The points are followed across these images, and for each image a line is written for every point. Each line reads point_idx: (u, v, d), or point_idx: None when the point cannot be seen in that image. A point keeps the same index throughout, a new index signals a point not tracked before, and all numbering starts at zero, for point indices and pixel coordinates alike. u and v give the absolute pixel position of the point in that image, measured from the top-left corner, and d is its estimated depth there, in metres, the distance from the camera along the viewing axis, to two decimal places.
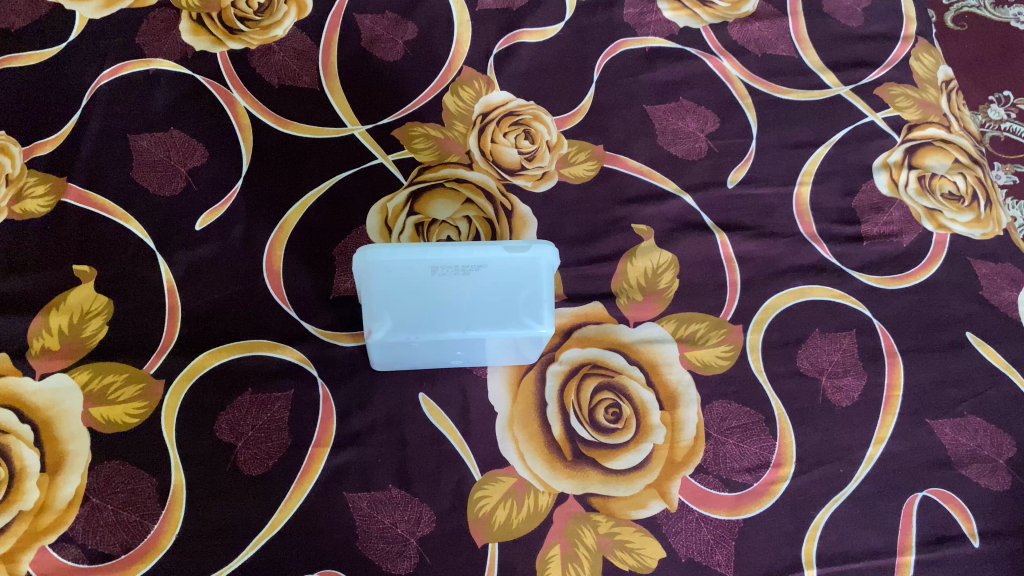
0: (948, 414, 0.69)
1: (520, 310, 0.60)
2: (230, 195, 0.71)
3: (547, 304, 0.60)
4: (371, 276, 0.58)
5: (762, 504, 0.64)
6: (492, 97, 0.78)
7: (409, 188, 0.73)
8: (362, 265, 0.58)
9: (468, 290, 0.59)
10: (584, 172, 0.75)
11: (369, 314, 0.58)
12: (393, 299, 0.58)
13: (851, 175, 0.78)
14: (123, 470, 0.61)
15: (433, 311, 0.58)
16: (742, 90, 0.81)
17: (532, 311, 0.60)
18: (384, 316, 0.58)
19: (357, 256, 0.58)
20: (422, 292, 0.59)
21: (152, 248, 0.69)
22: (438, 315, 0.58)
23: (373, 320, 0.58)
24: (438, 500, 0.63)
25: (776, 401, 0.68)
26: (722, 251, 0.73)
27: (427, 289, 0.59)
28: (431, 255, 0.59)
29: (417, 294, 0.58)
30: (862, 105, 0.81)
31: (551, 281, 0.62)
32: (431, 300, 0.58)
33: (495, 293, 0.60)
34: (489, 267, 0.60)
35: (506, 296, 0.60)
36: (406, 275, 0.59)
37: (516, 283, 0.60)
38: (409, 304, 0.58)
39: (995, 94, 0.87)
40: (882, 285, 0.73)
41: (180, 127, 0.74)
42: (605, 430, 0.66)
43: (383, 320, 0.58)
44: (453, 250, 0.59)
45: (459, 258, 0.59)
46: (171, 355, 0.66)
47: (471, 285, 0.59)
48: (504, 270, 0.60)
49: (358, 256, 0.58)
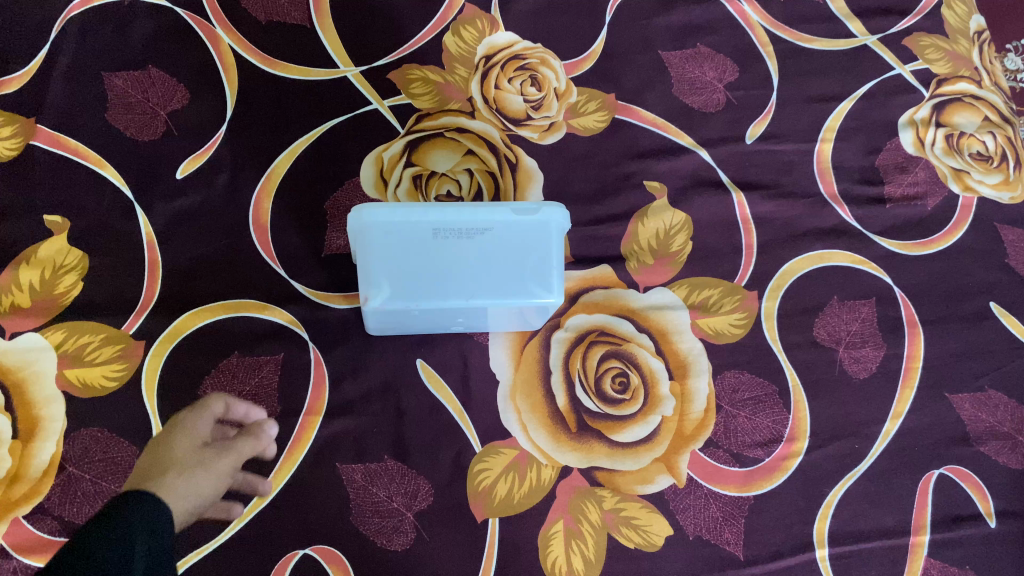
0: (969, 389, 0.66)
1: (527, 278, 0.56)
2: (213, 140, 0.66)
3: (556, 272, 0.56)
4: (368, 239, 0.54)
5: (773, 480, 0.62)
6: (496, 38, 0.72)
7: (406, 137, 0.68)
8: (357, 226, 0.53)
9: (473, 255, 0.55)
10: (594, 123, 0.71)
11: (365, 279, 0.54)
12: (393, 263, 0.54)
13: (876, 132, 0.73)
14: (101, 437, 0.58)
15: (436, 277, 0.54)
16: (763, 37, 0.75)
17: (540, 280, 0.56)
18: (382, 281, 0.54)
19: (352, 215, 0.54)
20: (423, 257, 0.54)
21: (130, 197, 0.64)
22: (439, 283, 0.54)
23: (369, 286, 0.54)
24: (437, 471, 0.60)
25: (790, 372, 0.65)
26: (738, 212, 0.69)
27: (429, 252, 0.54)
28: (433, 217, 0.54)
29: (417, 259, 0.54)
30: (889, 57, 0.76)
31: (561, 246, 0.57)
32: (434, 265, 0.54)
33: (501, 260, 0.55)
34: (496, 232, 0.55)
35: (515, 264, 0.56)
36: (405, 238, 0.54)
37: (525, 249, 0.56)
38: (409, 269, 0.54)
39: (1014, 41, 0.77)
40: (905, 250, 0.70)
41: (159, 65, 0.68)
42: (612, 401, 0.63)
43: (380, 285, 0.54)
44: (454, 211, 0.54)
45: (462, 221, 0.55)
46: (151, 313, 0.62)
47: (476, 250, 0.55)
48: (511, 236, 0.56)
49: (353, 216, 0.53)
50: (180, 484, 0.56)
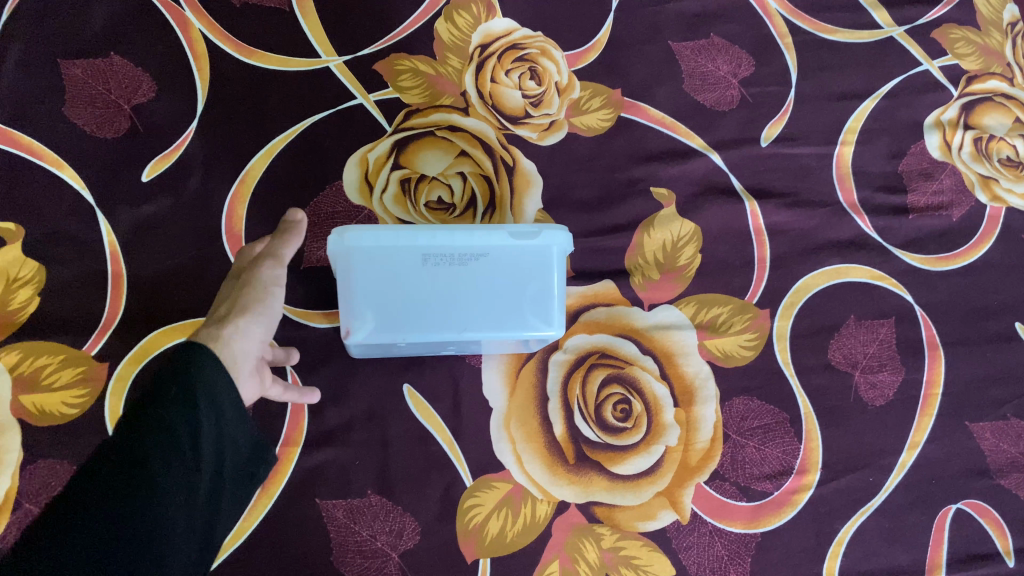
0: (991, 417, 0.62)
1: (525, 307, 0.51)
2: (183, 138, 0.61)
3: (556, 300, 0.52)
4: (351, 265, 0.49)
5: (782, 517, 0.58)
6: (492, 25, 0.66)
7: (394, 136, 0.63)
8: (339, 250, 0.48)
9: (465, 282, 0.50)
10: (598, 122, 0.65)
11: (347, 310, 0.49)
12: (377, 292, 0.49)
13: (900, 134, 0.68)
14: (60, 470, 0.54)
15: (425, 306, 0.50)
16: (782, 27, 0.69)
17: (539, 309, 0.52)
18: (366, 313, 0.49)
19: (332, 238, 0.49)
20: (413, 283, 0.50)
21: (91, 202, 0.59)
22: (429, 312, 0.50)
23: (353, 318, 0.49)
24: (424, 507, 0.55)
25: (803, 399, 0.61)
26: (751, 222, 0.64)
27: (419, 278, 0.49)
28: (422, 242, 0.49)
29: (406, 287, 0.50)
30: (917, 51, 0.70)
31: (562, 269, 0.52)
32: (423, 292, 0.50)
33: (496, 287, 0.51)
34: (492, 255, 0.51)
35: (512, 289, 0.51)
36: (392, 263, 0.49)
37: (524, 275, 0.51)
38: (395, 299, 0.49)
39: None
40: (927, 265, 0.65)
41: (122, 52, 0.61)
42: (613, 430, 0.58)
43: (364, 317, 0.49)
44: (447, 234, 0.49)
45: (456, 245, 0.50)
46: (115, 333, 0.57)
47: (469, 277, 0.50)
48: (509, 259, 0.51)
49: (332, 240, 0.48)
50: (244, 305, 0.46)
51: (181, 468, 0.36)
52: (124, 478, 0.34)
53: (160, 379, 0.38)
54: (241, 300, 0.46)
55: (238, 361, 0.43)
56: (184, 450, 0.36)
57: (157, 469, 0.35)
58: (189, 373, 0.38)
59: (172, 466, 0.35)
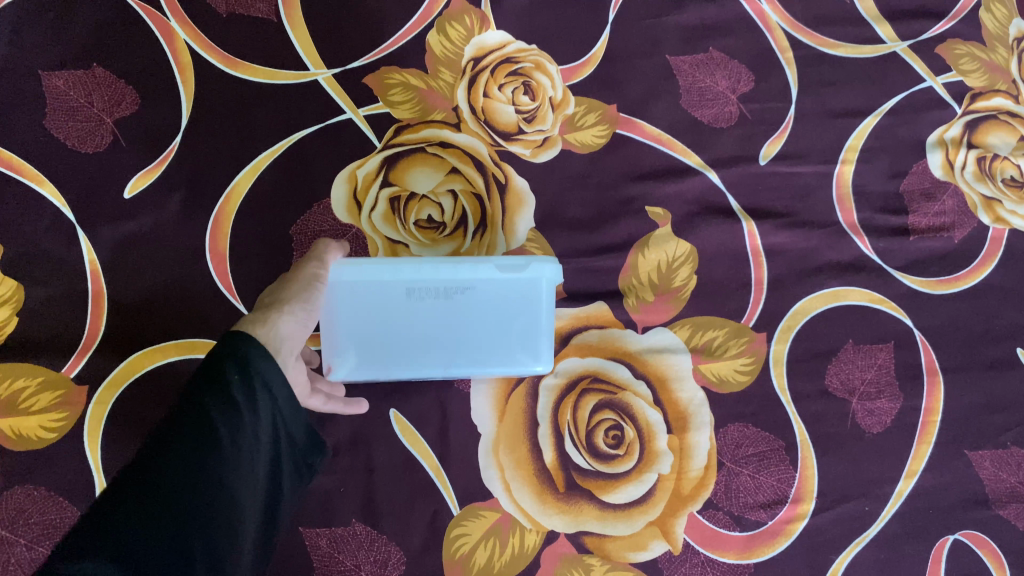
0: (991, 445, 0.61)
1: (513, 340, 0.53)
2: (166, 153, 0.59)
3: (546, 334, 0.53)
4: (335, 301, 0.49)
5: (777, 547, 0.57)
6: (486, 37, 0.64)
7: (384, 152, 0.61)
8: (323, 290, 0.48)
9: (449, 315, 0.51)
10: (592, 139, 0.63)
11: (330, 345, 0.50)
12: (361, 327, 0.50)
13: (901, 153, 0.67)
14: (37, 497, 0.52)
15: (410, 338, 0.51)
16: (782, 41, 0.67)
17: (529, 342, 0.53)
18: (349, 348, 0.51)
19: None
20: (395, 316, 0.50)
21: (71, 219, 0.57)
22: (410, 344, 0.51)
23: (336, 354, 0.51)
24: (409, 536, 0.54)
25: (799, 425, 0.60)
26: (748, 242, 0.63)
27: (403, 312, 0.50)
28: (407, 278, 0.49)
29: (389, 322, 0.50)
30: (920, 66, 0.68)
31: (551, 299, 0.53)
32: (406, 325, 0.51)
33: (483, 319, 0.52)
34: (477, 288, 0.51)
35: (496, 319, 0.52)
36: (375, 298, 0.50)
37: (512, 307, 0.52)
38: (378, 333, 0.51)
39: None
40: (928, 288, 0.64)
41: (105, 63, 0.59)
42: (604, 457, 0.57)
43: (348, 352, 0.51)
44: (432, 270, 0.50)
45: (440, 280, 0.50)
46: (94, 355, 0.56)
47: (453, 310, 0.51)
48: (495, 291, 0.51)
49: None
50: (289, 296, 0.44)
51: (247, 439, 0.37)
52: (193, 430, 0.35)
53: (221, 356, 0.38)
54: (286, 292, 0.44)
55: (279, 351, 0.41)
56: (248, 424, 0.37)
57: (222, 429, 0.36)
58: (246, 353, 0.38)
59: (238, 439, 0.36)
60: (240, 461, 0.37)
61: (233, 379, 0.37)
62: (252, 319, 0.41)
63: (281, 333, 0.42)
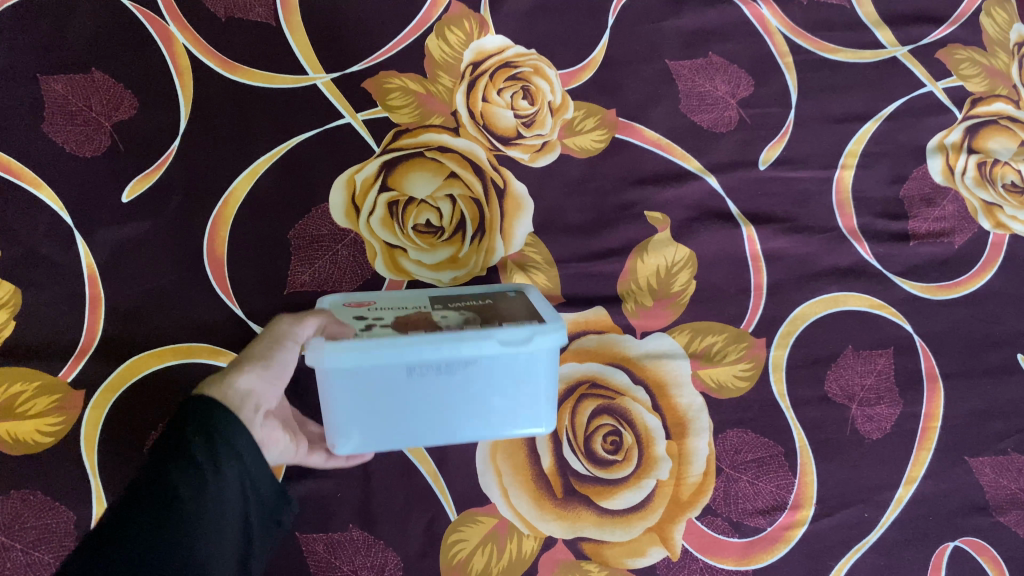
0: (991, 451, 0.61)
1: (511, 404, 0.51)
2: (164, 157, 0.59)
3: (541, 398, 0.51)
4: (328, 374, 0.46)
5: (774, 553, 0.58)
6: (485, 42, 0.63)
7: (382, 156, 0.61)
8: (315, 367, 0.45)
9: (451, 385, 0.48)
10: (591, 143, 0.63)
11: (331, 424, 0.48)
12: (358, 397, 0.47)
13: (902, 158, 0.66)
14: (34, 501, 0.53)
15: (408, 407, 0.49)
16: (782, 46, 0.66)
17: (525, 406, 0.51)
18: (344, 417, 0.48)
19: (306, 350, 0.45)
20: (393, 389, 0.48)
21: (69, 223, 0.57)
22: (410, 414, 0.49)
23: (333, 424, 0.48)
24: (406, 542, 0.54)
25: (798, 431, 0.60)
26: (747, 248, 0.63)
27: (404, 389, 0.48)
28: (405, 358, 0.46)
29: (390, 398, 0.48)
30: (920, 72, 0.68)
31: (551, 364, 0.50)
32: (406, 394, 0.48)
33: (485, 386, 0.49)
34: (478, 361, 0.48)
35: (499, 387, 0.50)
36: (372, 377, 0.47)
37: (513, 375, 0.49)
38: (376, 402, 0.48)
39: None
40: (928, 294, 0.64)
41: (103, 67, 0.59)
42: (602, 463, 0.57)
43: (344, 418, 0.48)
44: (433, 349, 0.46)
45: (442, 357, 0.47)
46: (91, 359, 0.56)
47: (455, 380, 0.48)
48: (497, 363, 0.48)
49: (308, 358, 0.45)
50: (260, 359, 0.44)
51: (213, 501, 0.36)
52: (157, 499, 0.35)
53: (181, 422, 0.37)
54: (256, 354, 0.44)
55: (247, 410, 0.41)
56: (213, 485, 0.36)
57: (186, 495, 0.35)
58: (210, 420, 0.38)
59: (203, 502, 0.36)
60: (208, 524, 0.36)
61: (196, 445, 0.37)
62: (221, 388, 0.40)
63: (245, 393, 0.41)
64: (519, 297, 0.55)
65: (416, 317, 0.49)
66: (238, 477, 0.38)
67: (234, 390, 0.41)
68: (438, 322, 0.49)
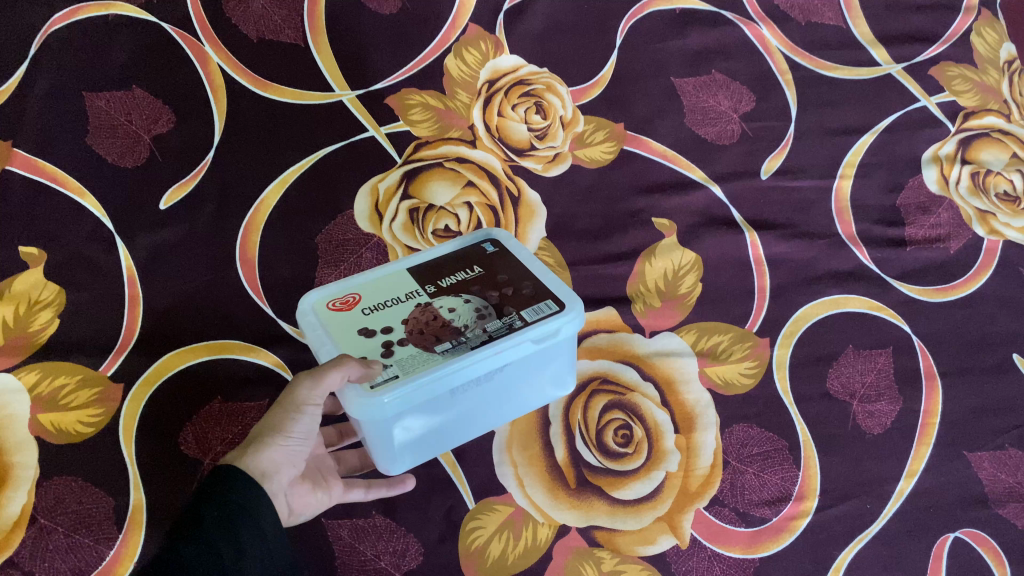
0: (988, 447, 0.61)
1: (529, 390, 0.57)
2: (200, 167, 0.63)
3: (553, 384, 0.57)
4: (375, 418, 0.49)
5: (781, 542, 0.57)
6: (500, 61, 0.70)
7: (403, 167, 0.65)
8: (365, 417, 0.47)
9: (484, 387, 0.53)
10: (601, 154, 0.68)
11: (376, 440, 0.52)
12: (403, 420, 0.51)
13: (898, 168, 0.71)
14: (75, 486, 0.52)
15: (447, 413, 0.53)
16: (781, 64, 0.74)
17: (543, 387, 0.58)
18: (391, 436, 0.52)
19: (354, 408, 0.47)
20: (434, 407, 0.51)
21: (110, 229, 0.61)
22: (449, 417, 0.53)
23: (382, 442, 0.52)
24: (426, 528, 0.55)
25: (801, 426, 0.61)
26: (751, 252, 0.66)
27: (445, 403, 0.51)
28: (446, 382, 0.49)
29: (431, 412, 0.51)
30: (915, 87, 0.74)
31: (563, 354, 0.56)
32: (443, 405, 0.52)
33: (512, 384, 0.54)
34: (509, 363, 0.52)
35: (522, 377, 0.54)
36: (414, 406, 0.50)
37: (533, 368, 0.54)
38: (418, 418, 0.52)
39: None
40: (926, 297, 0.66)
41: (144, 85, 0.64)
42: (613, 455, 0.59)
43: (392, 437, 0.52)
44: (472, 368, 0.50)
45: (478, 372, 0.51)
46: (131, 353, 0.57)
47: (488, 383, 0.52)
48: (524, 360, 0.53)
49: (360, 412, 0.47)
50: (278, 428, 0.47)
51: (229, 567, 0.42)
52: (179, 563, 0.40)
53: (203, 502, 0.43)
54: (274, 423, 0.47)
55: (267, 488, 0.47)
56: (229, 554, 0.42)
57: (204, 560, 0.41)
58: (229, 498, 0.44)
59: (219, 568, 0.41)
60: None
61: (216, 521, 0.42)
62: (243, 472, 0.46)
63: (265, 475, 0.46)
64: (499, 253, 0.58)
65: (431, 323, 0.52)
66: (255, 547, 0.44)
67: (253, 470, 0.46)
68: (456, 324, 0.52)
